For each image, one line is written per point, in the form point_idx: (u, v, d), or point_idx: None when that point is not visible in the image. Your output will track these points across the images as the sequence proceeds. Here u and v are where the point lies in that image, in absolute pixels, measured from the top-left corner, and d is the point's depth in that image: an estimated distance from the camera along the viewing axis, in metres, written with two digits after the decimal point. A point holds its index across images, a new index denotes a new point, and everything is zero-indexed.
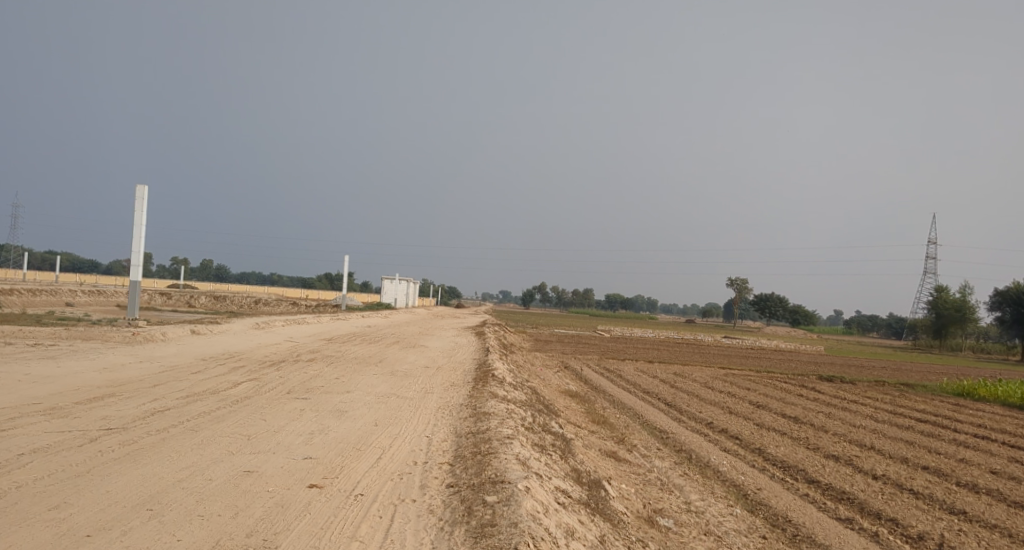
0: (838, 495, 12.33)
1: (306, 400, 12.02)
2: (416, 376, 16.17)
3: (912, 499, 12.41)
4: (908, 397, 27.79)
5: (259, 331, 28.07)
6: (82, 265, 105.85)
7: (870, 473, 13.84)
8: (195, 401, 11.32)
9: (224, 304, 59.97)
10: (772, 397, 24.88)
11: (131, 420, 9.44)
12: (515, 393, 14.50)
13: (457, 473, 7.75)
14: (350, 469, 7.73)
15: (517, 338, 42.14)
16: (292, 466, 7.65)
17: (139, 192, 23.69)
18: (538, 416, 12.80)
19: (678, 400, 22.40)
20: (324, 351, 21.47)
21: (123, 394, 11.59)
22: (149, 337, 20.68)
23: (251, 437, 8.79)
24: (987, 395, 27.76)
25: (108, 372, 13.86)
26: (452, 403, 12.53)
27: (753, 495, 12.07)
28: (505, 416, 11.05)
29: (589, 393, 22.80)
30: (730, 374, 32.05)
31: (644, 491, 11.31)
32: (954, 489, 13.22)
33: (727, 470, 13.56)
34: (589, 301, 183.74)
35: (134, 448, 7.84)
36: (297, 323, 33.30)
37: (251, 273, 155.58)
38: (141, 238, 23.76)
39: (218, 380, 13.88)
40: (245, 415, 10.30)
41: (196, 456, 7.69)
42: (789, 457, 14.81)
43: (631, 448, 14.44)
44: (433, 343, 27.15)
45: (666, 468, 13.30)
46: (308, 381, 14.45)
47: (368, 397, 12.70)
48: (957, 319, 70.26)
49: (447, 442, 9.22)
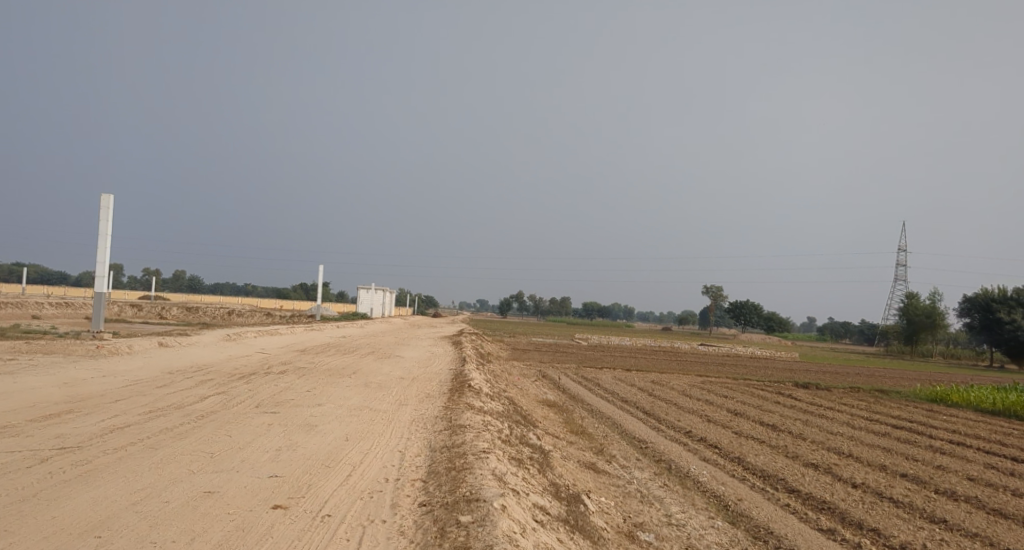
0: (819, 505, 12.15)
1: (274, 414, 11.62)
2: (390, 387, 15.78)
3: (893, 508, 12.26)
4: (883, 403, 27.88)
5: (230, 342, 27.49)
6: (50, 277, 103.96)
7: (850, 482, 13.69)
8: (158, 416, 10.89)
9: (197, 314, 59.08)
10: (750, 405, 24.77)
11: (87, 438, 9.02)
12: (492, 404, 14.16)
13: (431, 490, 7.43)
14: (318, 488, 7.38)
15: (495, 347, 41.83)
16: (257, 486, 7.29)
17: (104, 202, 23.09)
18: (515, 428, 12.47)
19: (656, 409, 22.23)
20: (296, 363, 20.99)
21: (82, 410, 11.12)
22: (114, 350, 20.08)
23: (214, 455, 8.42)
24: (961, 401, 27.92)
25: (68, 387, 13.35)
26: (426, 415, 12.19)
27: (734, 506, 11.88)
28: (482, 429, 10.71)
29: (568, 402, 22.55)
30: (707, 382, 31.99)
31: (623, 504, 11.03)
32: (934, 497, 13.12)
33: (708, 480, 13.35)
34: (567, 309, 184.07)
35: (89, 468, 7.44)
36: (270, 334, 32.70)
37: (225, 285, 154.10)
38: (107, 247, 23.14)
39: (183, 394, 13.42)
40: (209, 431, 9.90)
41: (154, 476, 7.30)
42: (769, 466, 14.64)
43: (610, 459, 14.16)
44: (409, 353, 26.76)
45: (646, 479, 13.05)
46: (278, 394, 14.03)
47: (339, 410, 12.34)
48: (928, 325, 71.06)
49: (421, 458, 8.88)
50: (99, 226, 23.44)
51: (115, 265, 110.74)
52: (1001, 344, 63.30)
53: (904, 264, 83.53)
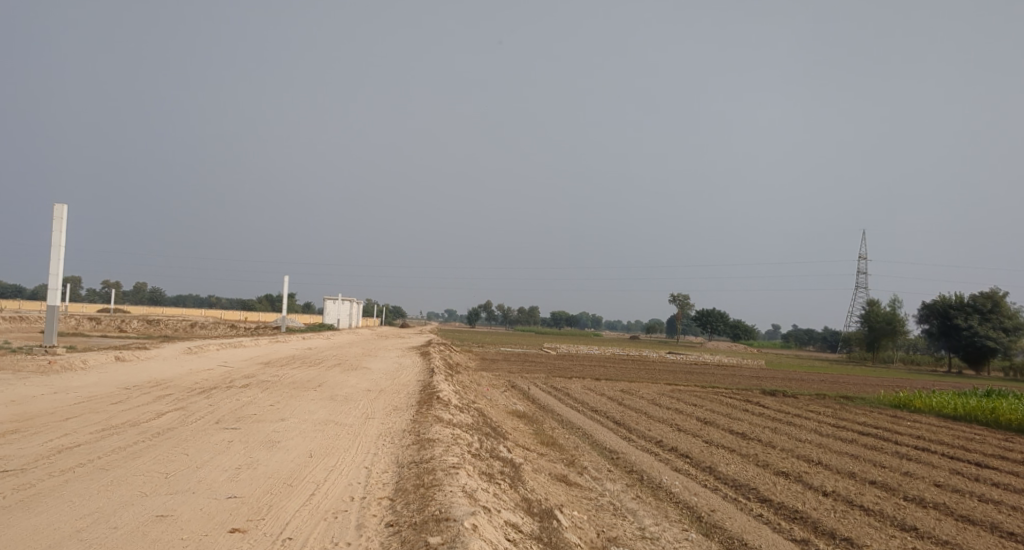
0: (792, 514, 12.04)
1: (235, 430, 11.20)
2: (357, 401, 15.37)
3: (864, 516, 12.20)
4: (849, 409, 28.10)
5: (190, 355, 26.75)
6: (6, 290, 101.19)
7: (821, 491, 13.62)
8: (111, 435, 10.41)
9: (158, 327, 57.72)
10: (719, 413, 24.77)
11: (33, 459, 8.54)
12: (461, 416, 13.87)
13: (398, 510, 7.13)
14: (279, 508, 7.04)
15: (463, 357, 41.48)
16: (214, 508, 6.92)
17: (58, 211, 22.34)
18: (486, 441, 12.19)
19: (627, 418, 22.06)
20: (260, 376, 20.46)
21: (29, 430, 10.60)
22: (68, 365, 19.36)
23: (169, 475, 8.01)
24: (924, 407, 28.26)
25: (15, 406, 12.74)
26: (393, 428, 11.89)
27: (707, 518, 11.72)
28: (451, 443, 10.40)
29: (537, 413, 22.32)
30: (676, 390, 32.02)
31: (596, 518, 10.81)
32: (903, 504, 13.13)
33: (679, 491, 13.19)
34: (535, 319, 184.20)
35: (31, 493, 7.00)
36: (233, 346, 31.97)
37: (188, 297, 151.70)
38: (61, 259, 22.38)
39: (139, 411, 12.88)
40: (165, 449, 9.46)
41: (102, 499, 6.89)
42: (740, 475, 14.53)
43: (581, 471, 13.93)
44: (377, 364, 26.30)
45: (618, 491, 12.85)
46: (240, 409, 13.58)
47: (304, 425, 11.96)
48: (888, 331, 72.30)
49: (388, 474, 8.57)
50: (53, 237, 22.65)
51: (73, 277, 108.15)
52: (959, 349, 64.53)
53: (864, 273, 84.98)
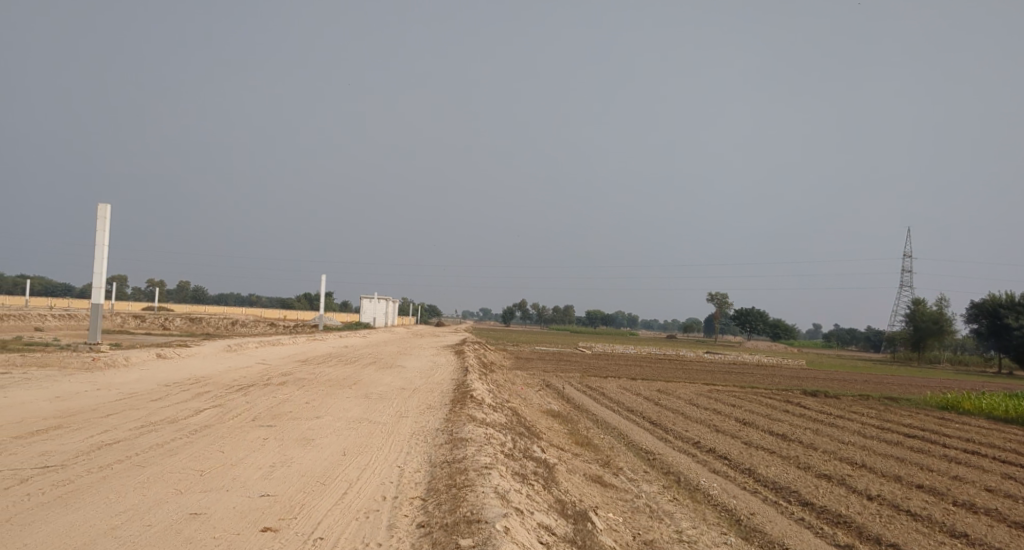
0: (834, 519, 11.73)
1: (270, 428, 11.24)
2: (392, 399, 15.37)
3: (911, 521, 11.83)
4: (893, 411, 27.37)
5: (229, 353, 27.06)
6: (55, 289, 103.97)
7: (865, 494, 13.25)
8: (150, 432, 10.52)
9: (200, 325, 58.77)
10: (758, 414, 24.31)
11: (73, 456, 8.65)
12: (495, 415, 13.77)
13: (430, 510, 7.05)
14: (311, 507, 7.00)
15: (498, 356, 41.41)
16: (248, 506, 6.92)
17: (101, 211, 22.79)
18: (519, 441, 12.08)
19: (663, 419, 21.78)
20: (297, 374, 20.60)
21: (70, 426, 10.77)
22: (111, 362, 19.71)
23: (204, 473, 8.04)
24: (972, 409, 27.41)
25: (59, 402, 12.98)
26: (426, 427, 11.84)
27: (747, 521, 11.46)
28: (484, 443, 10.29)
29: (572, 412, 22.14)
30: (714, 390, 31.54)
31: (632, 521, 10.63)
32: (953, 510, 12.69)
33: (718, 493, 12.93)
34: (570, 318, 183.75)
35: (69, 489, 7.07)
36: (271, 344, 32.30)
37: (229, 295, 154.57)
38: (105, 259, 22.83)
39: (178, 408, 13.03)
40: (201, 446, 9.53)
41: (138, 496, 6.93)
42: (781, 478, 14.20)
43: (617, 472, 13.76)
44: (412, 362, 26.37)
45: (654, 493, 12.65)
46: (276, 407, 13.67)
47: (338, 423, 11.98)
48: (934, 331, 70.56)
49: (421, 474, 8.51)
50: (97, 237, 23.11)
51: (119, 276, 110.66)
52: (1009, 349, 62.64)
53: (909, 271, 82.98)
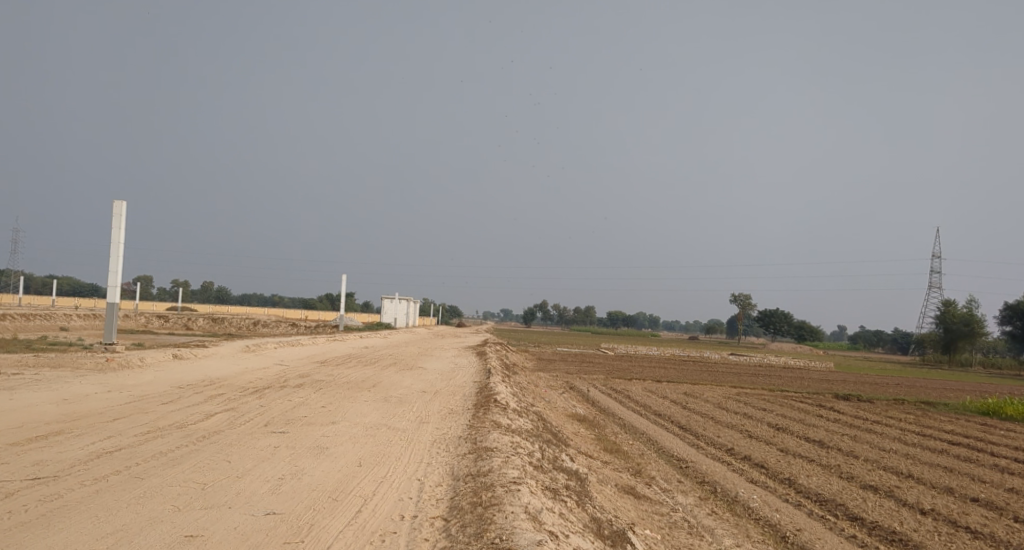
0: (888, 536, 10.82)
1: (282, 434, 10.59)
2: (412, 403, 14.70)
3: (973, 540, 10.89)
4: (931, 417, 26.25)
5: (248, 353, 26.71)
6: (83, 288, 104.82)
7: (918, 508, 12.33)
8: (156, 438, 9.90)
9: (222, 326, 58.53)
10: (792, 419, 23.36)
11: (69, 466, 8.00)
12: (520, 421, 12.99)
13: (453, 533, 6.31)
14: (321, 529, 6.28)
15: (521, 357, 40.70)
16: (251, 526, 6.22)
17: (116, 208, 22.36)
18: (547, 449, 11.33)
19: (692, 423, 20.93)
20: (314, 375, 20.00)
21: (74, 431, 10.17)
22: (125, 362, 19.22)
23: (207, 486, 7.37)
24: (1015, 414, 26.13)
25: (67, 405, 12.42)
26: (449, 434, 11.10)
27: (794, 539, 10.55)
28: (511, 453, 9.49)
29: (598, 416, 21.34)
30: (744, 393, 30.55)
31: (671, 538, 9.83)
32: (1015, 527, 11.72)
33: (759, 506, 12.06)
34: (591, 319, 182.97)
35: (56, 506, 6.40)
36: (291, 344, 31.76)
37: (253, 295, 155.96)
38: (120, 258, 22.38)
39: (189, 411, 12.42)
40: (207, 455, 8.86)
41: (131, 515, 6.26)
42: (824, 489, 13.30)
43: (649, 481, 12.93)
44: (432, 364, 25.61)
45: (691, 505, 11.82)
46: (290, 411, 13.02)
47: (354, 429, 11.30)
48: (966, 333, 68.90)
49: (442, 489, 7.79)
50: (113, 235, 22.71)
51: (146, 276, 111.50)
52: None
53: (937, 272, 81.13)
